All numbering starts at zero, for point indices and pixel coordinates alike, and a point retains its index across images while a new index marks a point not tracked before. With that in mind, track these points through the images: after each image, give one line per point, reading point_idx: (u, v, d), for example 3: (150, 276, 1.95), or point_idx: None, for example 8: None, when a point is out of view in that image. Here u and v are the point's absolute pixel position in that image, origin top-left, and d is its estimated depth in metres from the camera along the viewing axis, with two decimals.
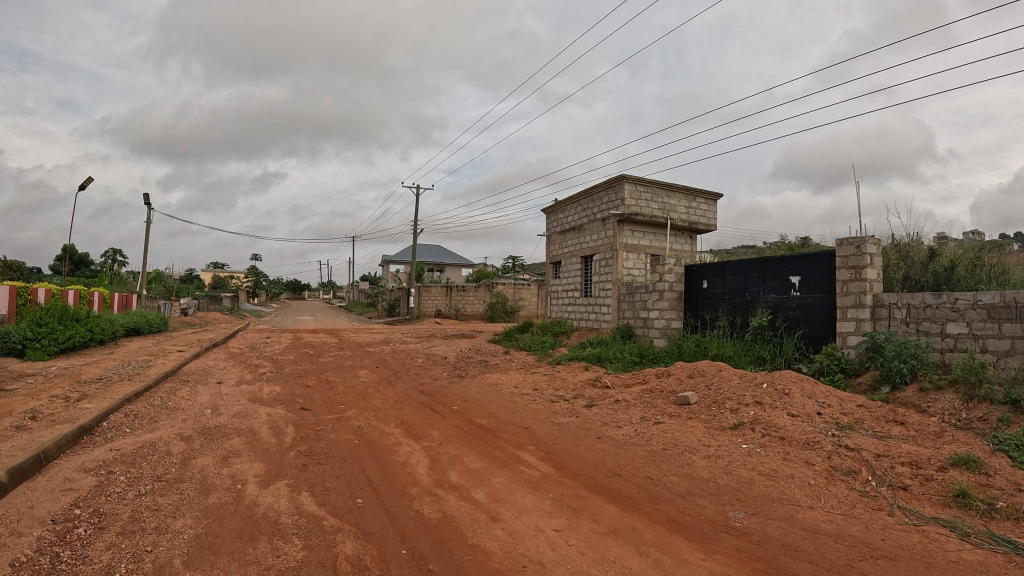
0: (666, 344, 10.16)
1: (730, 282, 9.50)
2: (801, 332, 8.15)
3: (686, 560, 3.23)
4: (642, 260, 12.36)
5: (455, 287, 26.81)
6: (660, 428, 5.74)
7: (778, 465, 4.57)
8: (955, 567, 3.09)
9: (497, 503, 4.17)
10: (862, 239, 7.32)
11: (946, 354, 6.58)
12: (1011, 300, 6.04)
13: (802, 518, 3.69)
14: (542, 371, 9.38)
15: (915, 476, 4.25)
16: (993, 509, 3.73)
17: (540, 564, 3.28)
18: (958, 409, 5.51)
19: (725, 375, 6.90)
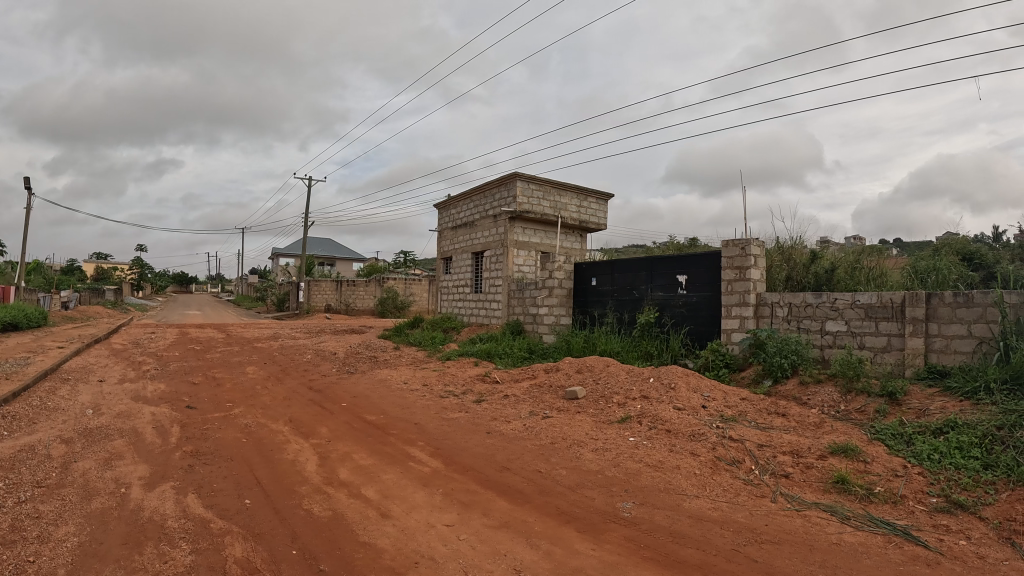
0: (555, 340, 10.29)
1: (619, 280, 9.73)
2: (686, 329, 8.45)
3: (577, 550, 3.27)
4: (532, 256, 12.48)
5: (346, 281, 26.26)
6: (549, 422, 5.79)
7: (665, 456, 4.70)
8: (836, 548, 3.26)
9: (388, 500, 4.09)
10: (747, 241, 7.62)
11: (825, 350, 6.98)
12: (887, 300, 6.47)
13: (689, 507, 3.80)
14: (433, 367, 9.31)
15: (796, 464, 4.47)
16: (870, 494, 3.97)
17: (432, 559, 3.23)
18: (837, 401, 5.86)
19: (612, 370, 7.06)
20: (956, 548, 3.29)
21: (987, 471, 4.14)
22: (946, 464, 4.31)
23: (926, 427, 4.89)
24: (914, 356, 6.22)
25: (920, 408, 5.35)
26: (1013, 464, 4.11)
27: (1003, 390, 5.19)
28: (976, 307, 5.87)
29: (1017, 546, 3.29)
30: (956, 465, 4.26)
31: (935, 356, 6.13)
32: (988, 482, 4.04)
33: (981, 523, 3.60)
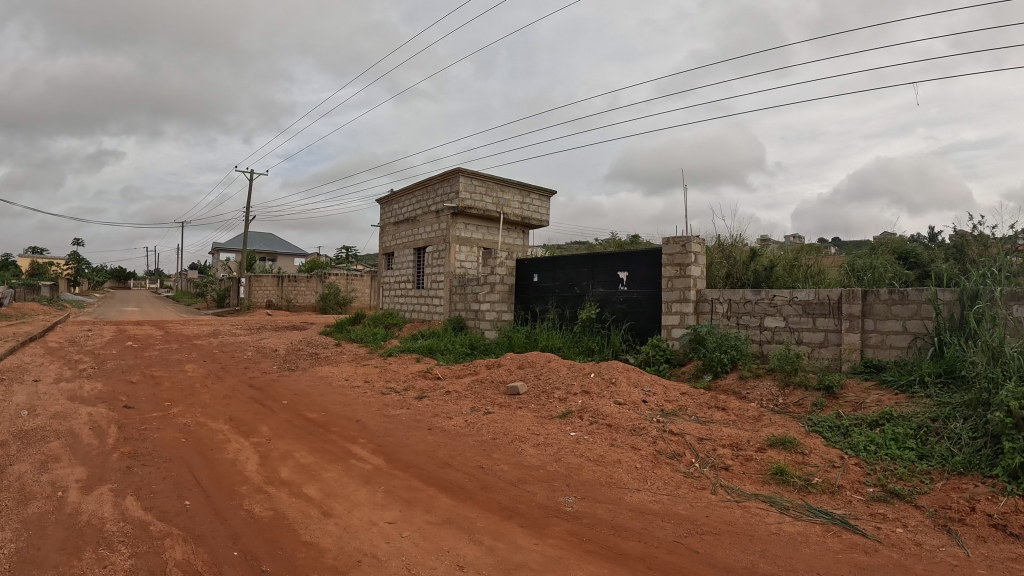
0: (496, 336, 10.31)
1: (560, 277, 9.80)
2: (627, 325, 8.56)
3: (520, 545, 3.28)
4: (474, 252, 12.47)
5: (287, 277, 25.80)
6: (490, 418, 5.80)
7: (606, 450, 4.76)
8: (776, 538, 3.34)
9: (330, 498, 4.04)
10: (688, 238, 7.74)
11: (764, 345, 7.15)
12: (824, 297, 6.67)
13: (630, 500, 3.86)
14: (374, 364, 9.22)
15: (736, 457, 4.57)
16: (809, 484, 4.08)
17: (375, 557, 3.21)
18: (776, 395, 6.02)
19: (553, 366, 7.11)
20: (892, 536, 3.41)
21: (921, 461, 4.34)
22: (882, 454, 4.47)
23: (862, 420, 5.07)
24: (851, 351, 6.42)
25: (856, 401, 5.54)
26: (945, 455, 4.33)
27: (936, 383, 5.42)
28: (910, 304, 6.12)
29: (951, 533, 3.46)
30: (891, 455, 4.44)
31: (871, 351, 6.35)
32: (923, 472, 4.23)
33: (916, 511, 3.76)
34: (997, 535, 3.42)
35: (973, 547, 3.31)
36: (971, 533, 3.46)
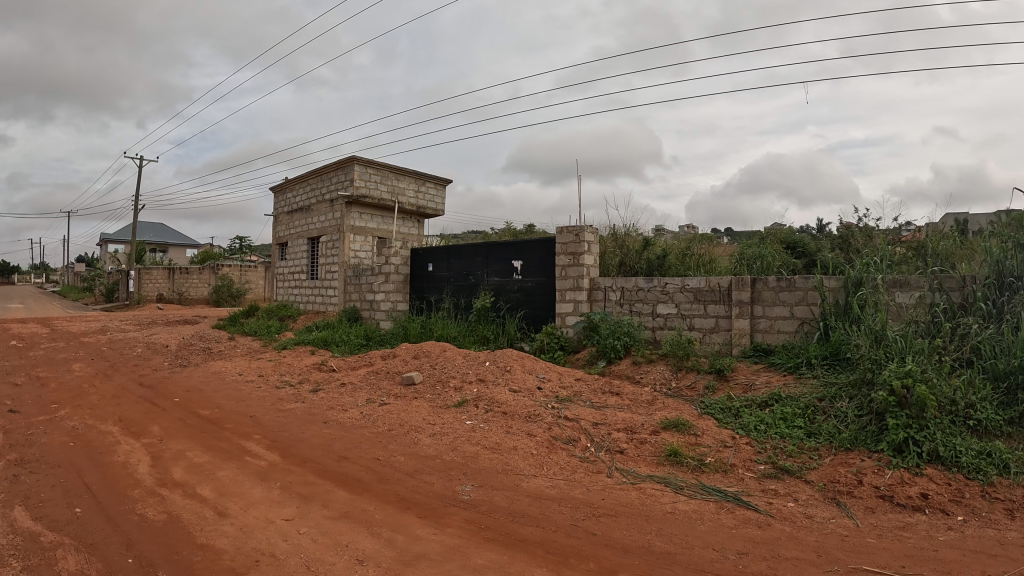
0: (392, 326, 10.20)
1: (455, 266, 9.77)
2: (521, 314, 8.65)
3: (418, 536, 3.25)
4: (369, 241, 12.30)
5: (179, 269, 24.74)
6: (384, 409, 5.74)
7: (501, 438, 4.78)
8: (671, 516, 3.45)
9: (225, 498, 3.90)
10: (582, 227, 7.86)
11: (657, 331, 7.36)
12: (714, 284, 6.92)
13: (527, 486, 3.89)
14: (268, 357, 8.95)
15: (630, 440, 4.68)
16: (702, 464, 4.23)
17: (273, 556, 3.11)
18: (669, 378, 6.21)
19: (449, 355, 7.09)
20: (784, 510, 3.58)
21: (809, 439, 4.56)
22: (771, 433, 4.67)
23: (751, 401, 5.29)
24: (741, 336, 6.71)
25: (747, 383, 5.79)
26: (833, 433, 4.57)
27: (823, 364, 5.72)
28: (797, 291, 6.45)
29: (841, 505, 3.66)
30: (781, 434, 4.64)
31: (760, 336, 6.66)
32: (811, 449, 4.45)
33: (806, 485, 3.95)
34: (885, 506, 3.66)
35: (862, 518, 3.52)
36: (859, 504, 3.68)
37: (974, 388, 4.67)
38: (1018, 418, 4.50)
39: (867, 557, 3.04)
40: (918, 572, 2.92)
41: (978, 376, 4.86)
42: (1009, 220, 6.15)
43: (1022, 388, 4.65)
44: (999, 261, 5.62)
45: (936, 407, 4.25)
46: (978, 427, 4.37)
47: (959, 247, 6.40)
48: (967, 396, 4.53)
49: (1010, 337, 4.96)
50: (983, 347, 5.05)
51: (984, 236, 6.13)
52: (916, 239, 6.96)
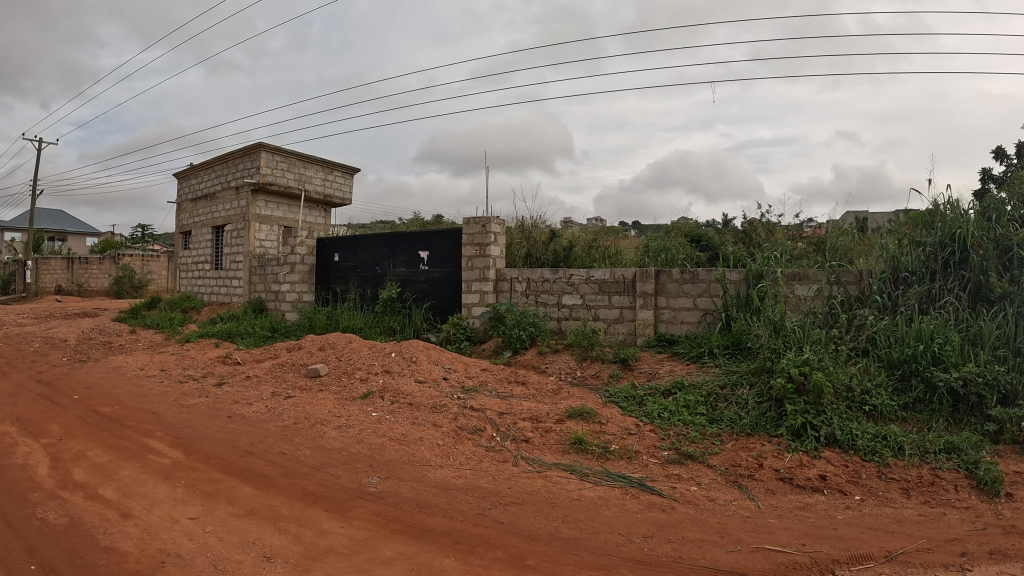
0: (298, 318, 9.94)
1: (361, 256, 9.50)
2: (427, 304, 8.59)
3: (326, 530, 3.21)
4: (275, 231, 12.01)
5: (77, 259, 23.56)
6: (290, 402, 5.60)
7: (407, 429, 4.73)
8: (576, 503, 3.50)
9: (128, 498, 3.75)
10: (488, 219, 7.84)
11: (562, 322, 7.46)
12: (619, 276, 7.07)
13: (434, 476, 3.88)
14: (171, 351, 8.64)
15: (536, 429, 4.72)
16: (606, 451, 4.30)
17: (179, 556, 3.01)
18: (574, 368, 6.31)
19: (354, 347, 6.90)
20: (687, 493, 3.69)
21: (711, 425, 4.70)
22: (674, 420, 4.80)
23: (655, 390, 5.42)
24: (645, 326, 6.90)
25: (651, 372, 5.94)
26: (734, 419, 4.73)
27: (724, 354, 5.95)
28: (700, 283, 6.68)
29: (743, 488, 3.79)
30: (683, 421, 4.77)
31: (664, 326, 6.85)
32: (713, 434, 4.59)
33: (709, 470, 4.07)
34: (785, 487, 3.82)
35: (763, 499, 3.66)
36: (761, 487, 3.83)
37: (868, 375, 4.93)
38: (911, 403, 4.78)
39: (768, 536, 3.16)
40: (817, 549, 3.07)
41: (874, 365, 5.12)
42: (901, 218, 6.56)
43: (914, 375, 4.93)
44: (895, 258, 5.99)
45: (832, 393, 4.45)
46: (874, 412, 4.61)
47: (856, 243, 6.75)
48: (863, 383, 4.76)
49: (903, 328, 5.26)
50: (879, 337, 5.33)
51: (881, 233, 6.48)
52: (817, 234, 7.27)
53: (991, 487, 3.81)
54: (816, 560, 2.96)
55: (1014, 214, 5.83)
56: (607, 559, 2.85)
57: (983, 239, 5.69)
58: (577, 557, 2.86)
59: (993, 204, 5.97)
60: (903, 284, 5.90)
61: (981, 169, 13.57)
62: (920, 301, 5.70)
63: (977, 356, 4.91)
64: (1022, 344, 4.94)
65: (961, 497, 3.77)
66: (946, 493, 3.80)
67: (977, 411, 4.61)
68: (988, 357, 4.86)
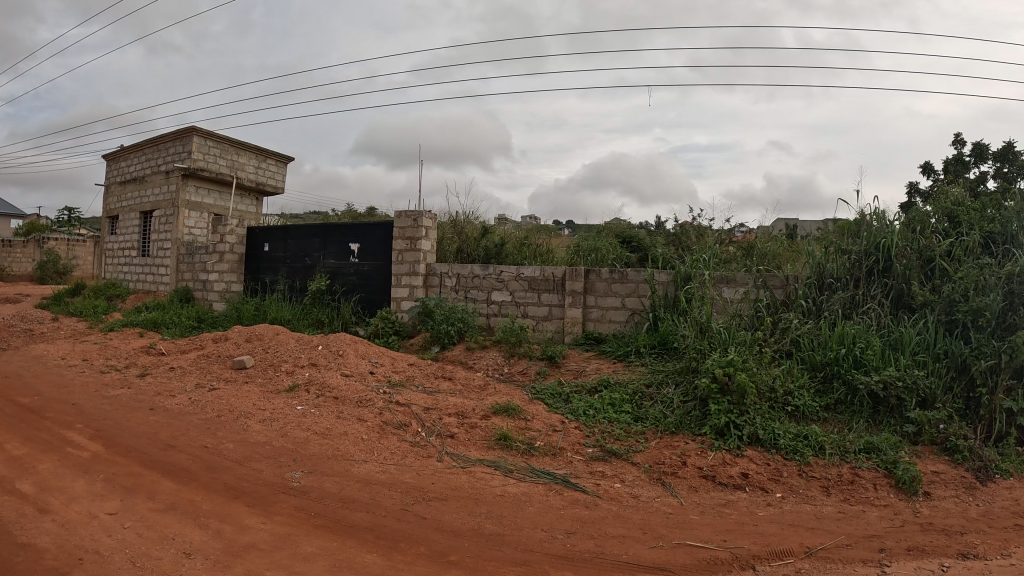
0: (225, 309, 9.74)
1: (291, 246, 9.32)
2: (356, 297, 8.51)
3: (247, 525, 3.15)
4: (205, 218, 11.74)
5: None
6: (214, 394, 5.48)
7: (332, 423, 4.67)
8: (500, 499, 3.52)
9: (45, 493, 3.62)
10: (420, 213, 7.78)
11: (491, 318, 7.47)
12: (549, 274, 7.13)
13: (357, 471, 3.85)
14: (94, 340, 8.37)
15: (461, 425, 4.71)
16: (531, 448, 4.32)
17: (98, 553, 2.91)
18: (501, 364, 6.34)
19: (282, 338, 6.77)
20: (611, 490, 3.73)
21: (636, 423, 4.78)
22: (600, 417, 4.86)
23: (581, 387, 5.48)
24: (573, 324, 6.99)
25: (578, 370, 6.03)
26: (658, 417, 4.82)
27: (651, 353, 6.11)
28: (629, 283, 6.81)
29: (666, 485, 3.86)
30: (609, 419, 4.83)
31: (593, 325, 6.96)
32: (638, 432, 4.66)
33: (633, 467, 4.13)
34: (708, 485, 3.90)
35: (686, 496, 3.73)
36: (683, 484, 3.90)
37: (791, 376, 5.08)
38: (833, 404, 4.95)
39: (691, 533, 3.23)
40: (737, 545, 3.15)
41: (797, 367, 5.27)
42: (830, 228, 6.77)
43: (836, 377, 5.10)
44: (821, 264, 6.20)
45: (754, 394, 4.57)
46: (796, 412, 4.75)
47: (784, 249, 6.96)
48: (786, 384, 4.90)
49: (826, 332, 5.43)
50: (802, 340, 5.48)
51: (810, 240, 6.72)
52: (748, 239, 7.46)
53: (909, 487, 3.97)
54: (737, 556, 3.04)
55: (937, 226, 6.14)
56: (529, 554, 2.88)
57: (907, 249, 5.95)
58: (500, 553, 2.88)
59: (918, 216, 6.24)
60: (828, 290, 6.10)
61: (908, 183, 14.07)
62: (844, 306, 5.90)
63: (898, 360, 5.11)
64: (940, 350, 5.16)
65: (880, 495, 3.91)
66: (865, 491, 3.94)
67: (896, 413, 4.81)
68: (908, 362, 5.06)
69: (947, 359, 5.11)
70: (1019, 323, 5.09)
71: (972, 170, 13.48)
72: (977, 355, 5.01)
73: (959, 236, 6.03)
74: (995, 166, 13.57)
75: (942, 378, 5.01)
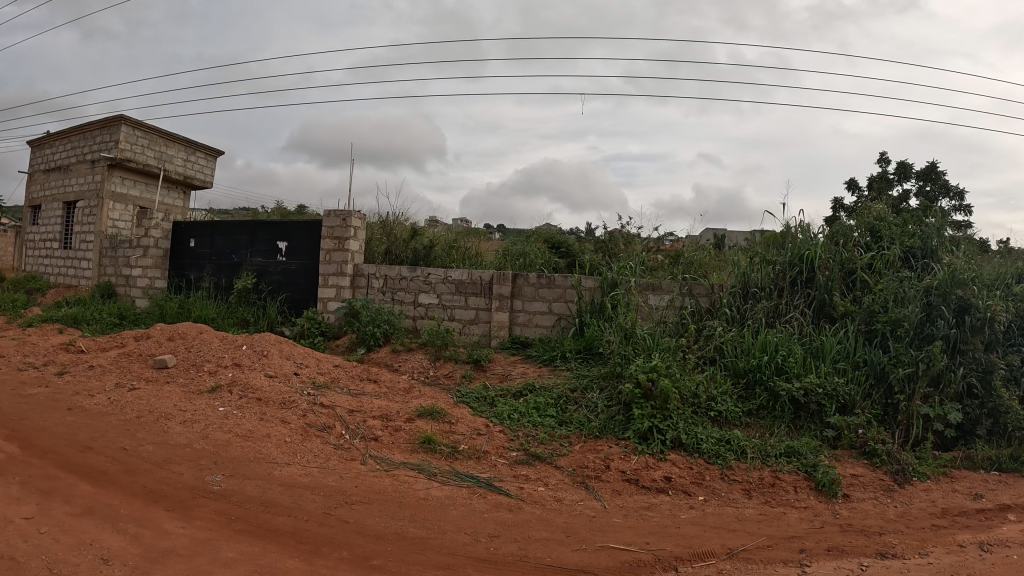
0: (148, 306, 9.44)
1: (217, 243, 9.10)
2: (282, 297, 8.37)
3: (166, 530, 3.07)
4: (130, 211, 11.37)
5: None
6: (133, 394, 5.32)
7: (254, 425, 4.58)
8: (423, 502, 3.51)
9: None
10: (349, 212, 7.70)
11: (417, 321, 7.46)
12: (476, 278, 7.17)
13: (279, 474, 3.80)
14: (10, 335, 8.03)
15: (385, 427, 4.68)
16: (455, 451, 4.32)
17: (10, 560, 2.78)
18: (427, 367, 6.33)
19: (206, 338, 6.61)
20: (534, 494, 3.76)
21: (559, 427, 4.83)
22: (524, 421, 4.89)
23: (506, 391, 5.52)
24: (500, 328, 7.06)
25: (503, 373, 6.10)
26: (582, 422, 4.88)
27: (576, 357, 6.21)
28: (556, 289, 6.94)
29: (589, 488, 3.92)
30: (533, 422, 4.88)
31: (519, 329, 7.08)
32: (562, 436, 4.72)
33: (557, 471, 4.18)
34: (631, 488, 3.97)
35: (609, 499, 3.79)
36: (606, 488, 3.96)
37: (714, 382, 5.21)
38: (755, 409, 5.09)
39: (614, 535, 3.28)
40: (660, 547, 3.21)
41: (721, 373, 5.40)
42: (756, 238, 6.95)
43: (758, 384, 5.24)
44: (746, 274, 6.37)
45: (677, 399, 4.68)
46: (719, 417, 4.88)
47: (708, 259, 7.15)
48: (709, 390, 5.03)
49: (749, 340, 5.58)
50: (725, 347, 5.62)
51: (735, 251, 6.90)
52: (675, 248, 7.61)
53: (829, 489, 4.11)
54: (659, 558, 3.10)
55: (859, 240, 6.38)
56: (452, 558, 2.88)
57: (829, 261, 6.17)
58: (423, 556, 2.88)
59: (841, 230, 6.47)
60: (752, 298, 6.28)
61: (833, 198, 14.55)
62: (768, 315, 6.06)
63: (818, 368, 5.29)
64: (860, 358, 5.36)
65: (801, 497, 4.05)
66: (786, 493, 4.07)
67: (816, 418, 4.98)
68: (829, 369, 5.24)
69: (866, 367, 5.31)
70: (935, 333, 5.36)
71: (895, 188, 14.05)
72: (895, 363, 5.23)
73: (880, 250, 6.30)
74: (918, 185, 14.16)
75: (861, 385, 5.21)
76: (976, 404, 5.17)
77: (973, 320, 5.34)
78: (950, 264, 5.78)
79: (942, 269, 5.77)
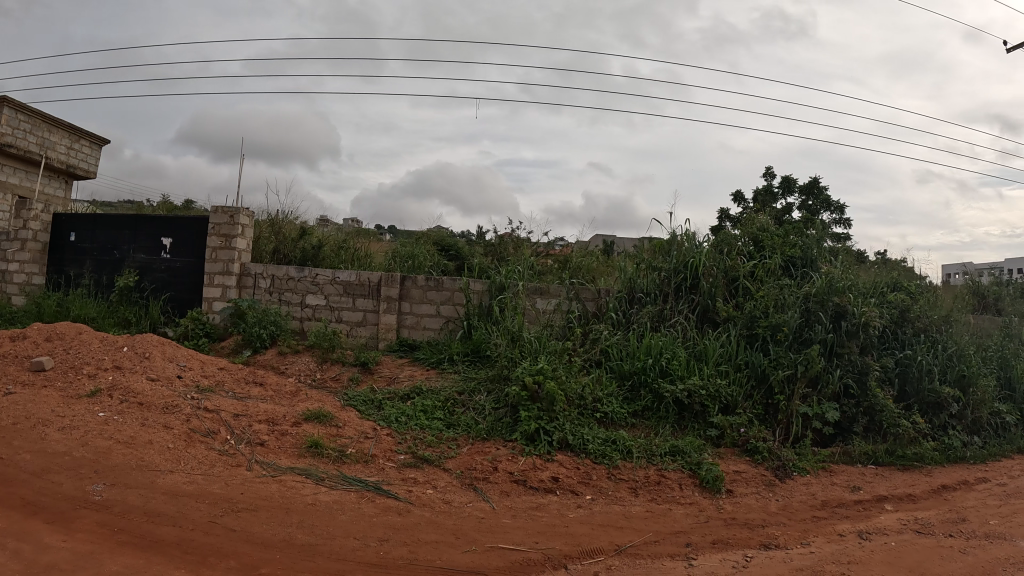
0: (23, 304, 8.84)
1: (98, 238, 8.64)
2: (167, 296, 8.04)
3: (46, 544, 2.91)
4: (8, 200, 10.50)
5: None
6: (8, 399, 4.98)
7: (136, 431, 4.39)
8: (311, 508, 3.47)
9: None
10: (236, 209, 7.48)
11: (304, 322, 7.32)
12: (364, 279, 7.13)
13: (163, 483, 3.65)
14: None
15: (271, 432, 4.57)
16: (342, 455, 4.28)
17: None
18: (313, 370, 6.23)
19: (86, 339, 6.26)
20: (423, 496, 3.78)
21: (447, 430, 4.86)
22: (411, 424, 4.89)
23: (394, 394, 5.50)
24: (387, 331, 7.05)
25: (390, 376, 6.09)
26: (470, 424, 4.93)
27: (464, 360, 6.28)
28: (444, 291, 7.01)
29: (478, 490, 3.96)
30: (420, 425, 4.89)
31: (407, 332, 7.09)
32: (450, 439, 4.75)
33: (445, 473, 4.21)
34: (519, 489, 4.05)
35: (497, 501, 3.85)
36: (495, 489, 4.02)
37: (599, 384, 5.37)
38: (640, 410, 5.28)
39: (504, 536, 3.34)
40: (549, 546, 3.29)
41: (607, 375, 5.57)
42: (643, 245, 7.18)
43: (643, 386, 5.45)
44: (632, 280, 6.59)
45: (562, 401, 4.80)
46: (604, 418, 5.04)
47: (594, 265, 7.37)
48: (594, 392, 5.19)
49: (634, 343, 5.78)
50: (611, 350, 5.79)
51: (622, 257, 7.13)
52: (564, 253, 7.81)
53: (712, 485, 4.31)
54: (549, 556, 3.18)
55: (742, 249, 6.71)
56: (343, 564, 2.86)
57: (713, 268, 6.46)
58: (313, 563, 2.85)
59: (725, 239, 6.78)
60: (638, 303, 6.51)
61: (720, 209, 15.22)
62: (652, 319, 6.29)
63: (701, 370, 5.53)
64: (741, 361, 5.65)
65: (686, 494, 4.23)
66: (671, 491, 4.24)
67: (700, 418, 5.21)
68: (711, 371, 5.50)
69: (748, 369, 5.60)
70: (814, 337, 5.73)
71: (778, 201, 14.84)
72: (775, 365, 5.54)
73: (762, 259, 6.66)
74: (802, 199, 15.01)
75: (743, 386, 5.49)
76: (854, 403, 5.53)
77: (849, 325, 5.73)
78: (828, 273, 6.18)
79: (820, 278, 6.18)
